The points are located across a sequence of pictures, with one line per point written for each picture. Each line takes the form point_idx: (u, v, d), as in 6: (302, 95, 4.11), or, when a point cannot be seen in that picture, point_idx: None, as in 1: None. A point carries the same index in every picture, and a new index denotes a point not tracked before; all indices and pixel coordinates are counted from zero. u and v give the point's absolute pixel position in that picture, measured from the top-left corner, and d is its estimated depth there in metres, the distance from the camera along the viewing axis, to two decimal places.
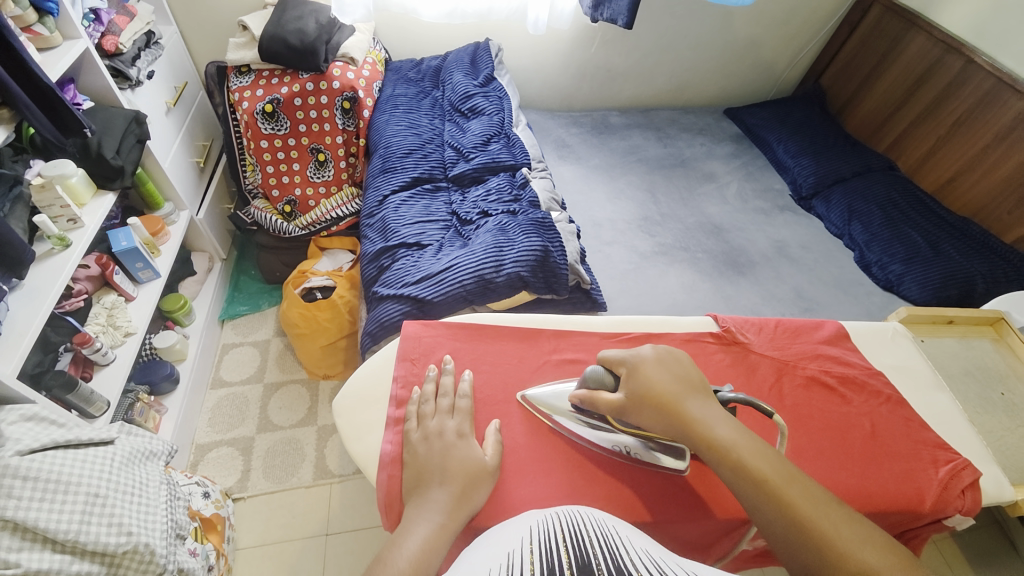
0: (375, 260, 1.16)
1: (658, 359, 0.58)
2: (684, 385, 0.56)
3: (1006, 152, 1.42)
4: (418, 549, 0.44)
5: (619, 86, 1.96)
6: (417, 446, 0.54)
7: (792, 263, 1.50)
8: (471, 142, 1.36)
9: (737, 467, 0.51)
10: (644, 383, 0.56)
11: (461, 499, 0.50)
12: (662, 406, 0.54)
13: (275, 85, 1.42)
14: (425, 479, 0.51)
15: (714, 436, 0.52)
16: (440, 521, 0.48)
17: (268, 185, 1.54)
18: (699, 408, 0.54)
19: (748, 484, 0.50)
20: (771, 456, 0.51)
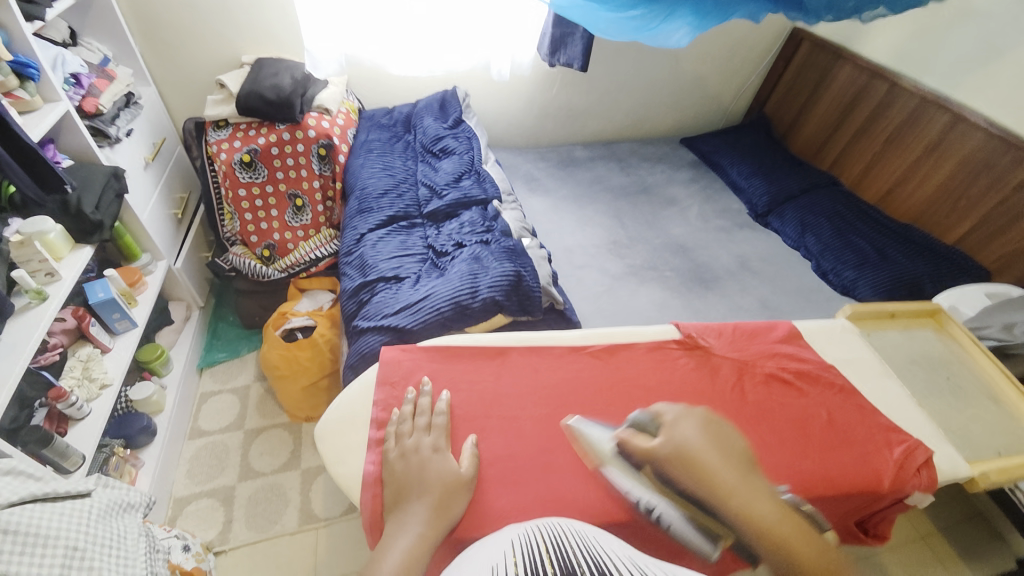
0: (355, 295, 1.18)
1: (704, 422, 0.62)
2: (728, 451, 0.59)
3: (934, 163, 1.55)
4: (400, 560, 0.47)
5: (581, 123, 2.09)
6: (396, 464, 0.56)
7: (755, 276, 1.59)
8: (443, 180, 1.43)
9: (767, 540, 0.50)
10: (680, 440, 0.58)
11: (440, 512, 0.53)
12: (695, 464, 0.56)
13: (251, 136, 1.49)
14: (404, 494, 0.54)
15: (747, 503, 0.53)
16: (420, 532, 0.50)
17: (247, 232, 1.57)
18: (743, 476, 0.56)
19: (775, 557, 0.49)
20: (816, 543, 0.50)
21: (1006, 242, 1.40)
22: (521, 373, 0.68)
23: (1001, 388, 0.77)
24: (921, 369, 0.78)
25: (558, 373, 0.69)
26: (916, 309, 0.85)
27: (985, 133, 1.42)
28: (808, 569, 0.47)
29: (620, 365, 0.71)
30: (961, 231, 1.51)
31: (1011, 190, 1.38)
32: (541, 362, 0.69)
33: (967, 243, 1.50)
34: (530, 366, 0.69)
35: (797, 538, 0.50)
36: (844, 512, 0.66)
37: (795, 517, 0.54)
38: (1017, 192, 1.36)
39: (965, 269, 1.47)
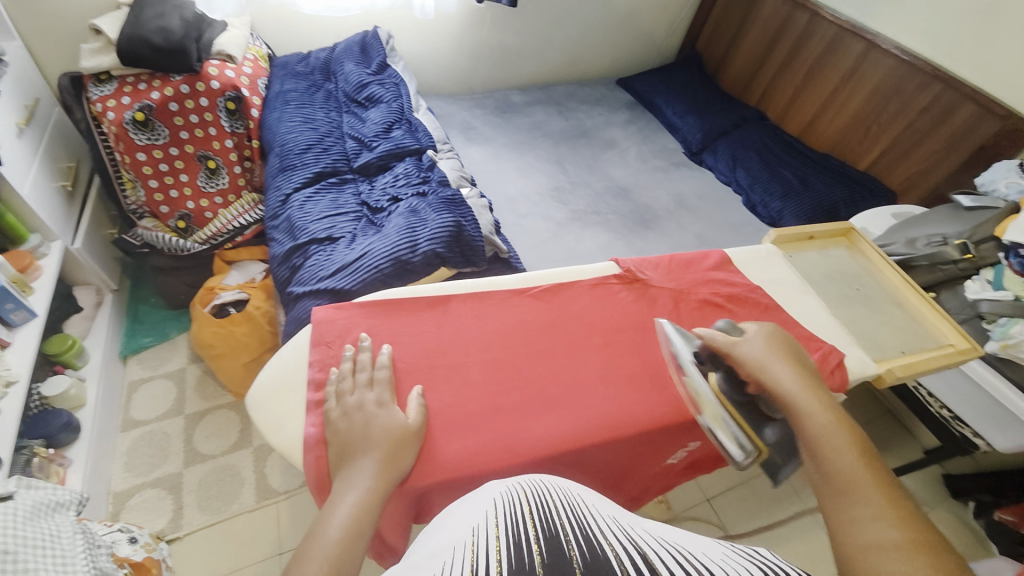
0: (286, 261, 1.10)
1: (773, 336, 0.62)
2: (795, 359, 0.60)
3: (850, 92, 1.63)
4: (349, 518, 0.44)
5: (516, 65, 2.01)
6: (338, 423, 0.53)
7: (691, 213, 1.65)
8: (372, 131, 1.33)
9: (803, 431, 0.52)
10: (752, 349, 0.59)
11: (388, 464, 0.50)
12: (751, 365, 0.58)
13: (142, 91, 1.29)
14: (349, 451, 0.50)
15: (796, 399, 0.55)
16: (370, 487, 0.48)
17: (155, 202, 1.41)
18: (800, 376, 0.57)
19: (805, 443, 0.51)
20: (859, 440, 0.49)
21: (911, 164, 1.51)
22: (463, 320, 0.67)
23: (902, 293, 0.84)
24: (835, 283, 0.84)
25: (502, 317, 0.68)
26: (832, 229, 0.91)
27: (895, 58, 1.48)
28: (840, 460, 0.47)
29: (563, 304, 0.71)
30: (873, 156, 1.61)
31: (917, 113, 1.46)
32: (483, 308, 0.68)
33: (878, 168, 1.61)
34: (472, 313, 0.68)
35: (836, 437, 0.50)
36: None
37: (852, 424, 0.52)
38: (922, 115, 1.45)
39: (875, 193, 1.58)
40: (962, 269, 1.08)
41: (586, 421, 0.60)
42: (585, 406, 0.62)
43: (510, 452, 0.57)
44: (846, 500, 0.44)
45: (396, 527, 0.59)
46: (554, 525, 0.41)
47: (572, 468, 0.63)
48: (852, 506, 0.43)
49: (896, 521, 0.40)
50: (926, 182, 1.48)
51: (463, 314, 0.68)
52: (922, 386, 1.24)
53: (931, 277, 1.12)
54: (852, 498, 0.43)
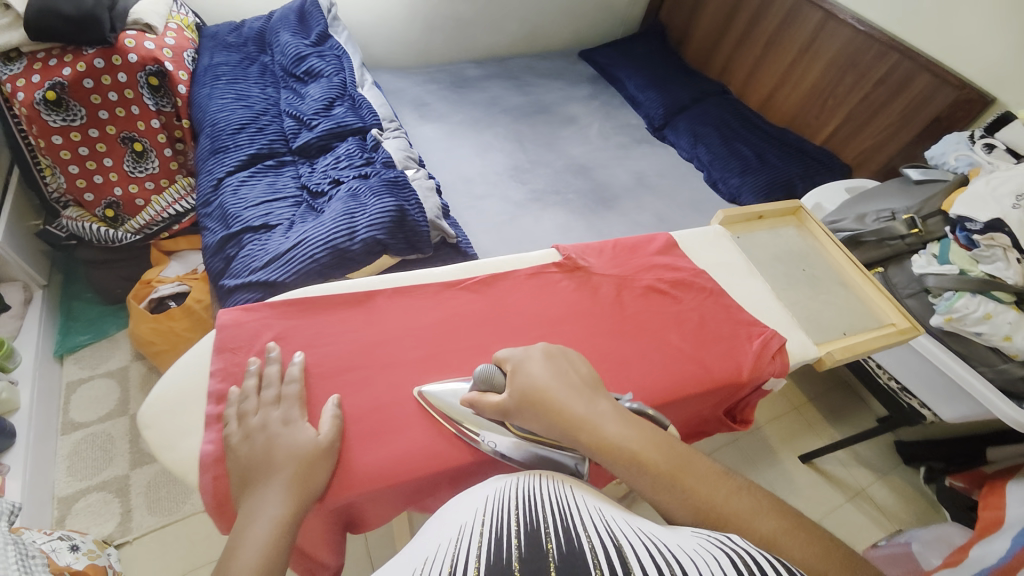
0: (220, 252, 1.02)
1: (546, 355, 0.55)
2: (570, 379, 0.53)
3: (807, 64, 1.63)
4: (258, 557, 0.42)
5: (472, 37, 1.92)
6: (240, 447, 0.48)
7: (651, 191, 1.63)
8: (312, 108, 1.25)
9: (627, 463, 0.47)
10: (529, 382, 0.51)
11: (297, 489, 0.46)
12: (544, 405, 0.50)
13: (54, 68, 1.15)
14: (251, 476, 0.47)
15: (600, 433, 0.48)
16: (278, 517, 0.45)
17: (77, 188, 1.29)
18: (583, 400, 0.51)
19: (640, 477, 0.46)
20: (661, 446, 0.48)
21: (867, 137, 1.51)
22: (390, 318, 0.62)
23: (845, 272, 0.84)
24: (781, 264, 0.82)
25: (431, 312, 0.64)
26: (781, 207, 0.90)
27: (852, 28, 1.47)
28: (661, 479, 0.46)
29: (499, 296, 0.67)
30: (830, 129, 1.62)
31: (874, 84, 1.46)
32: (412, 303, 0.64)
33: (834, 142, 1.62)
34: (400, 309, 0.63)
35: (648, 450, 0.47)
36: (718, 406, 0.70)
37: (647, 428, 0.49)
38: (878, 86, 1.45)
39: (830, 166, 1.60)
40: (909, 245, 1.11)
41: None
42: None
43: (432, 459, 0.53)
44: (735, 536, 0.42)
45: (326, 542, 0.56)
46: (536, 521, 0.38)
47: (506, 470, 0.60)
48: (744, 524, 0.42)
49: (764, 514, 0.43)
50: (881, 154, 1.49)
51: (388, 312, 0.62)
52: (871, 357, 1.26)
53: (879, 252, 1.14)
54: (738, 526, 0.42)
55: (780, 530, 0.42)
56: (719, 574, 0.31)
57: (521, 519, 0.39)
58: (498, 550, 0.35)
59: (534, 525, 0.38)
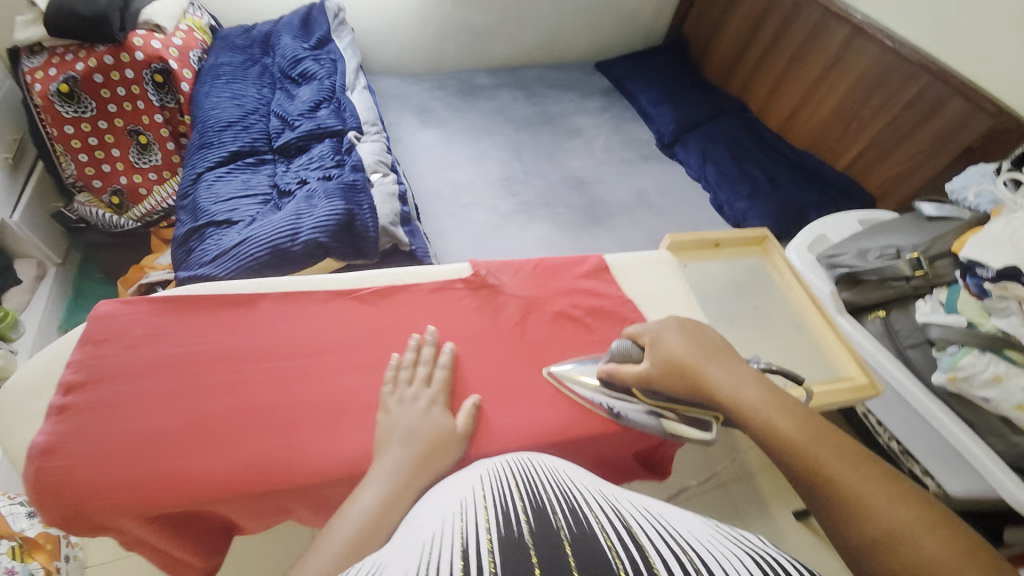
0: (183, 244, 1.05)
1: (681, 328, 0.59)
2: (707, 349, 0.56)
3: (832, 82, 1.49)
4: (373, 505, 0.46)
5: (486, 45, 1.90)
6: (392, 407, 0.55)
7: (648, 210, 1.53)
8: (297, 109, 1.27)
9: (757, 426, 0.49)
10: (662, 351, 0.57)
11: (421, 468, 0.51)
12: (682, 371, 0.55)
13: (70, 62, 1.24)
14: (387, 441, 0.52)
15: (736, 397, 0.51)
16: (398, 481, 0.49)
17: (86, 176, 1.37)
18: (723, 368, 0.54)
19: (769, 441, 0.48)
20: (802, 414, 0.49)
21: (892, 165, 1.38)
22: (269, 322, 0.60)
23: (807, 315, 0.75)
24: (728, 300, 0.75)
25: (316, 320, 0.62)
26: (743, 238, 0.81)
27: (880, 46, 1.34)
28: (788, 447, 0.46)
29: (391, 310, 0.64)
30: (854, 154, 1.47)
31: (901, 109, 1.32)
32: (296, 309, 0.62)
33: (856, 169, 1.48)
34: (281, 315, 0.61)
35: (779, 416, 0.49)
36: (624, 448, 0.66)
37: (781, 394, 0.51)
38: (906, 111, 1.31)
39: (851, 195, 1.46)
40: (914, 287, 0.97)
41: (366, 444, 0.55)
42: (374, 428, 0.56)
43: (262, 478, 0.51)
44: (850, 516, 0.40)
45: (177, 543, 0.56)
46: (541, 500, 0.41)
47: None
48: (862, 506, 0.40)
49: (898, 497, 0.40)
50: (907, 185, 1.35)
51: (269, 316, 0.61)
52: (871, 414, 1.11)
53: (880, 294, 1.01)
54: (857, 507, 0.41)
55: (909, 520, 0.38)
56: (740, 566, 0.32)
57: (520, 503, 0.40)
58: (505, 526, 0.36)
59: (538, 509, 0.39)
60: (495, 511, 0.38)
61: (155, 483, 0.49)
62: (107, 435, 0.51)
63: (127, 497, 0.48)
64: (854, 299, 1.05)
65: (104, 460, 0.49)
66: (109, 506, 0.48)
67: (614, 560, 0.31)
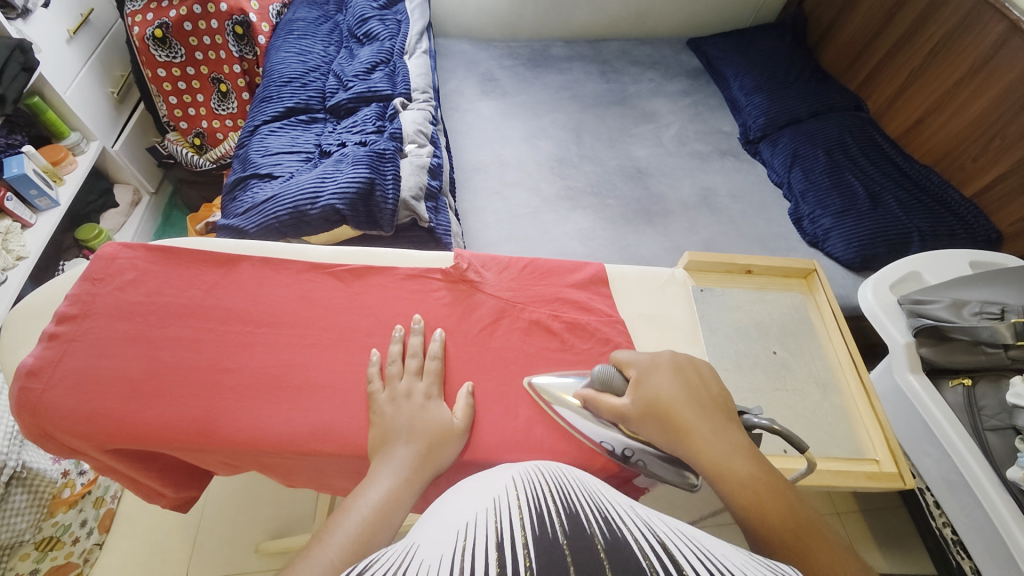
0: (231, 193, 1.11)
1: (675, 366, 0.52)
2: (700, 398, 0.50)
3: (976, 89, 1.21)
4: (381, 499, 0.44)
5: (568, 12, 1.77)
6: (385, 408, 0.52)
7: (712, 212, 1.35)
8: (354, 70, 1.28)
9: (741, 502, 0.43)
10: (651, 392, 0.50)
11: (427, 463, 0.49)
12: (665, 415, 0.48)
13: (165, 9, 1.35)
14: (390, 439, 0.50)
15: (722, 463, 0.45)
16: (404, 476, 0.47)
17: (175, 117, 1.48)
18: (711, 424, 0.47)
19: (754, 523, 0.41)
20: (789, 498, 0.43)
21: None
22: (244, 285, 0.61)
23: (841, 375, 0.65)
24: (744, 338, 0.66)
25: (287, 290, 0.62)
26: (783, 268, 0.71)
27: None
28: (775, 532, 0.40)
29: (362, 291, 0.63)
30: (988, 179, 1.19)
31: None
32: (270, 275, 0.63)
33: (987, 199, 1.20)
34: (255, 279, 0.62)
35: (767, 496, 0.43)
36: None
37: (770, 470, 0.45)
38: None
39: (972, 230, 1.19)
40: (1011, 359, 0.80)
41: (296, 425, 0.53)
42: (307, 411, 0.54)
43: (199, 435, 0.51)
44: None
45: (149, 473, 0.57)
46: (575, 510, 0.34)
47: (298, 469, 0.56)
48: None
49: None
50: None
51: (246, 278, 0.62)
52: (929, 493, 0.93)
53: (970, 359, 0.83)
54: None
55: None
56: None
57: (558, 507, 0.35)
58: (545, 530, 0.30)
59: (577, 517, 0.33)
60: (530, 512, 0.33)
61: (102, 422, 0.51)
62: (77, 367, 0.54)
63: (87, 429, 0.51)
64: (933, 358, 0.86)
65: (69, 390, 0.52)
66: (65, 432, 0.51)
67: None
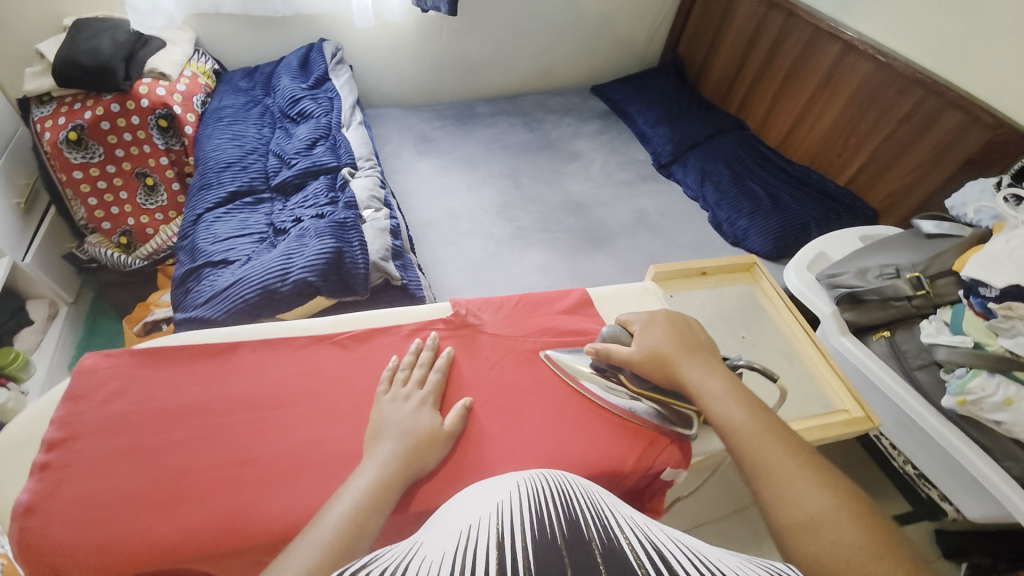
0: (181, 285, 1.06)
1: (668, 321, 0.64)
2: (689, 343, 0.61)
3: (828, 99, 1.48)
4: (368, 483, 0.49)
5: (485, 74, 1.94)
6: (385, 405, 0.57)
7: (650, 231, 1.50)
8: (294, 148, 1.31)
9: (718, 418, 0.55)
10: (646, 342, 0.61)
11: (412, 459, 0.53)
12: (666, 362, 0.59)
13: (78, 111, 1.28)
14: (378, 434, 0.54)
15: (702, 388, 0.57)
16: (392, 467, 0.51)
17: (96, 218, 1.40)
18: (696, 360, 0.59)
19: (727, 433, 0.54)
20: (754, 410, 0.55)
21: (892, 180, 1.36)
22: (245, 370, 0.60)
23: (800, 345, 0.75)
24: (716, 329, 0.75)
25: (293, 367, 0.62)
26: (729, 265, 0.83)
27: (874, 61, 1.34)
28: (740, 440, 0.53)
29: (368, 354, 0.64)
30: (854, 170, 1.46)
31: (898, 123, 1.31)
32: (272, 356, 0.62)
33: (858, 185, 1.46)
34: (257, 362, 0.62)
35: (739, 411, 0.55)
36: None
37: (741, 389, 0.57)
38: (903, 124, 1.30)
39: (853, 211, 1.44)
40: (916, 307, 0.95)
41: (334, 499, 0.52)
42: (341, 481, 0.53)
43: (229, 536, 0.48)
44: (787, 504, 0.47)
45: None
46: (576, 514, 0.40)
47: None
48: (786, 493, 0.48)
49: (822, 487, 0.47)
50: (911, 200, 1.33)
51: (246, 363, 0.61)
52: (883, 437, 1.07)
53: (884, 314, 0.99)
54: (790, 500, 0.47)
55: (834, 509, 0.45)
56: None
57: (558, 513, 0.39)
58: (544, 530, 0.36)
59: (576, 523, 0.38)
60: (530, 517, 0.37)
61: (119, 546, 0.47)
62: (78, 495, 0.50)
63: (102, 559, 0.46)
64: (857, 319, 1.01)
65: (72, 522, 0.48)
66: (77, 567, 0.46)
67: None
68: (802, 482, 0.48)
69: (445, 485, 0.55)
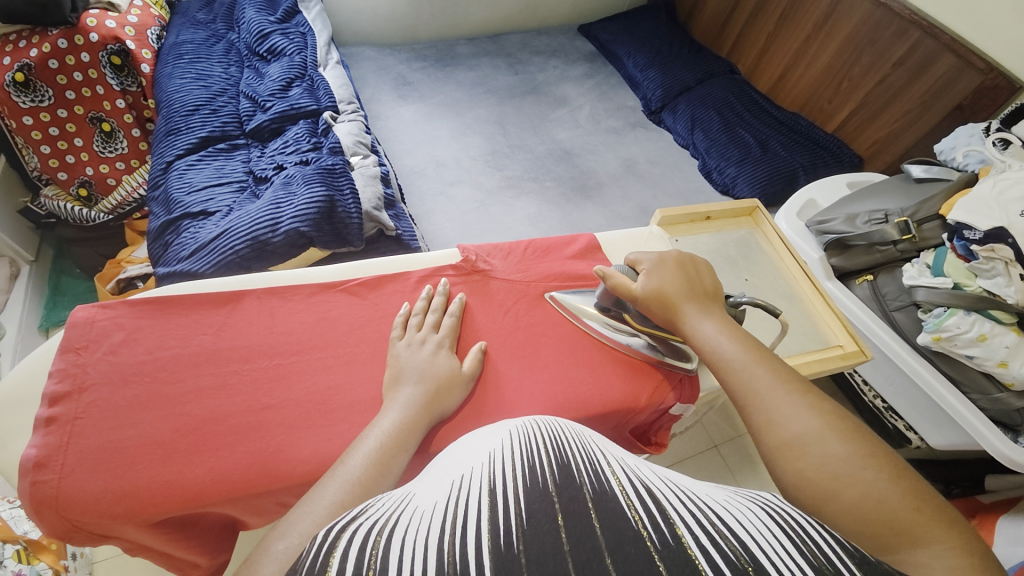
0: (159, 238, 1.00)
1: (677, 262, 0.63)
2: (694, 286, 0.61)
3: (823, 41, 1.46)
4: (394, 426, 0.49)
5: (464, 10, 1.80)
6: (401, 351, 0.57)
7: (639, 179, 1.49)
8: (268, 89, 1.21)
9: (712, 353, 0.55)
10: (650, 282, 0.60)
11: (432, 403, 0.53)
12: (670, 304, 0.59)
13: (23, 49, 1.12)
14: (399, 379, 0.54)
15: (698, 330, 0.57)
16: (413, 411, 0.51)
17: (51, 168, 1.25)
18: (697, 303, 0.59)
19: (719, 368, 0.54)
20: (748, 345, 0.55)
21: (881, 126, 1.37)
22: (254, 320, 0.59)
23: (799, 286, 0.78)
24: (721, 271, 0.77)
25: (303, 316, 0.60)
26: (732, 210, 0.84)
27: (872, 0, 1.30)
28: (732, 372, 0.53)
29: (380, 301, 0.64)
30: (843, 116, 1.47)
31: (892, 66, 1.30)
32: (280, 306, 0.61)
33: (846, 131, 1.47)
34: (265, 311, 0.60)
35: (733, 347, 0.55)
36: (615, 431, 0.65)
37: (738, 329, 0.57)
38: (897, 68, 1.29)
39: (840, 157, 1.46)
40: (901, 251, 0.99)
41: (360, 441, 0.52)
42: (365, 425, 0.53)
43: (262, 478, 0.49)
44: (779, 426, 0.47)
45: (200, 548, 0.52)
46: (567, 457, 0.38)
47: None
48: (774, 417, 0.48)
49: (813, 409, 0.48)
50: (896, 146, 1.35)
51: (251, 313, 0.60)
52: (857, 374, 1.14)
53: (868, 258, 1.03)
54: (782, 422, 0.47)
55: (820, 428, 0.46)
56: (766, 536, 0.31)
57: (550, 458, 0.38)
58: (535, 480, 0.34)
59: (568, 468, 0.36)
60: (522, 465, 0.36)
61: (146, 495, 0.46)
62: (94, 446, 0.48)
63: (128, 507, 0.46)
64: (843, 265, 1.06)
65: (94, 471, 0.47)
66: (103, 517, 0.46)
67: (646, 539, 0.29)
68: (789, 405, 0.48)
69: (469, 422, 0.56)
